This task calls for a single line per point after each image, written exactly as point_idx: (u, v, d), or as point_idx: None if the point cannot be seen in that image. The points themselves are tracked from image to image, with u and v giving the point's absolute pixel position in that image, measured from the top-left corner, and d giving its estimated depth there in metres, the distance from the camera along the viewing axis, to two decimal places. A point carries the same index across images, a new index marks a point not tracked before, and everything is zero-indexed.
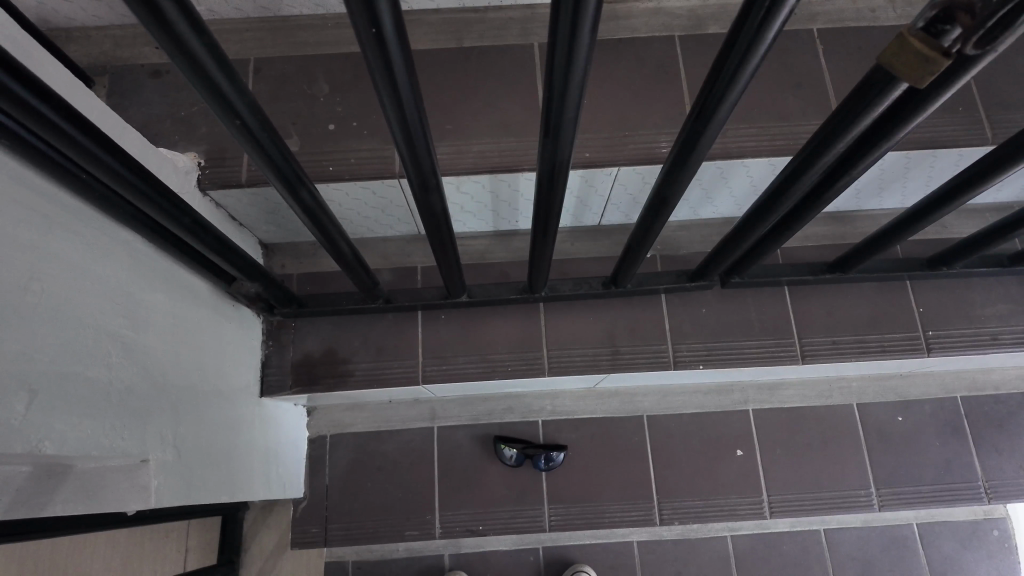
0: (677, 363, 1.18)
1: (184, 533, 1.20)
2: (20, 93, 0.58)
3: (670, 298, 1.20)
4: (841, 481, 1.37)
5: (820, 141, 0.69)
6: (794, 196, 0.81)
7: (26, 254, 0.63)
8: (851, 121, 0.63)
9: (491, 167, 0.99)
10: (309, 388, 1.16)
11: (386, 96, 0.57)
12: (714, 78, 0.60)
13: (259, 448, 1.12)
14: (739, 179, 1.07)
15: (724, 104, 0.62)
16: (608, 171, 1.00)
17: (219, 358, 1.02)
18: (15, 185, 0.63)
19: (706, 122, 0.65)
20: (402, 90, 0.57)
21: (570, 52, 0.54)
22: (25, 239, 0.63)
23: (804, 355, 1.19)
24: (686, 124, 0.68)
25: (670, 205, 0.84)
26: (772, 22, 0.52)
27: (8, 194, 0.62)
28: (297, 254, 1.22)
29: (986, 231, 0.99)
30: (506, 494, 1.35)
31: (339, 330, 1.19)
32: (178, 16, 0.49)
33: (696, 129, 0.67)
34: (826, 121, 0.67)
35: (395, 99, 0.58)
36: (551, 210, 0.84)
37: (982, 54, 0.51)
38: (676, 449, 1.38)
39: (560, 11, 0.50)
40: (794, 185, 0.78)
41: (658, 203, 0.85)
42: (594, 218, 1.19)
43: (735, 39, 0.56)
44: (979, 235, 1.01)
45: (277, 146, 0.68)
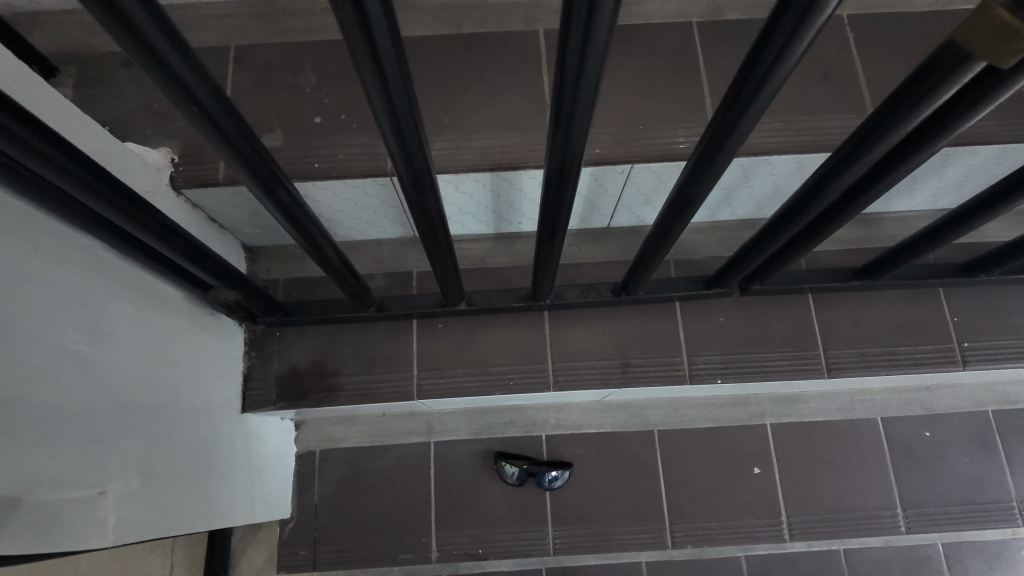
0: (693, 377, 1.09)
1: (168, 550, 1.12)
2: None
3: (685, 306, 1.11)
4: (866, 501, 1.29)
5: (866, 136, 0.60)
6: (829, 196, 0.73)
7: None
8: (910, 110, 0.54)
9: (493, 164, 0.90)
10: (297, 402, 1.07)
11: (372, 80, 0.48)
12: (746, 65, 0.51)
13: (242, 468, 1.04)
14: (762, 177, 0.98)
15: (759, 98, 0.53)
16: (620, 169, 0.92)
17: (195, 373, 0.94)
18: None
19: (738, 116, 0.56)
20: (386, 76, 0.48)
21: (587, 32, 0.44)
22: None
23: (830, 369, 1.10)
24: (717, 116, 0.59)
25: (690, 207, 0.76)
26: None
27: None
28: (283, 258, 1.14)
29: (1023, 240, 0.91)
30: (507, 514, 1.27)
31: (329, 340, 1.10)
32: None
33: (725, 124, 0.58)
34: (880, 106, 0.58)
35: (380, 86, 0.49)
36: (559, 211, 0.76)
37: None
38: (689, 467, 1.30)
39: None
40: (837, 181, 0.69)
41: (677, 206, 0.76)
42: (602, 220, 1.10)
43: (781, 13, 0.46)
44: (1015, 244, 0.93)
45: (247, 137, 0.60)
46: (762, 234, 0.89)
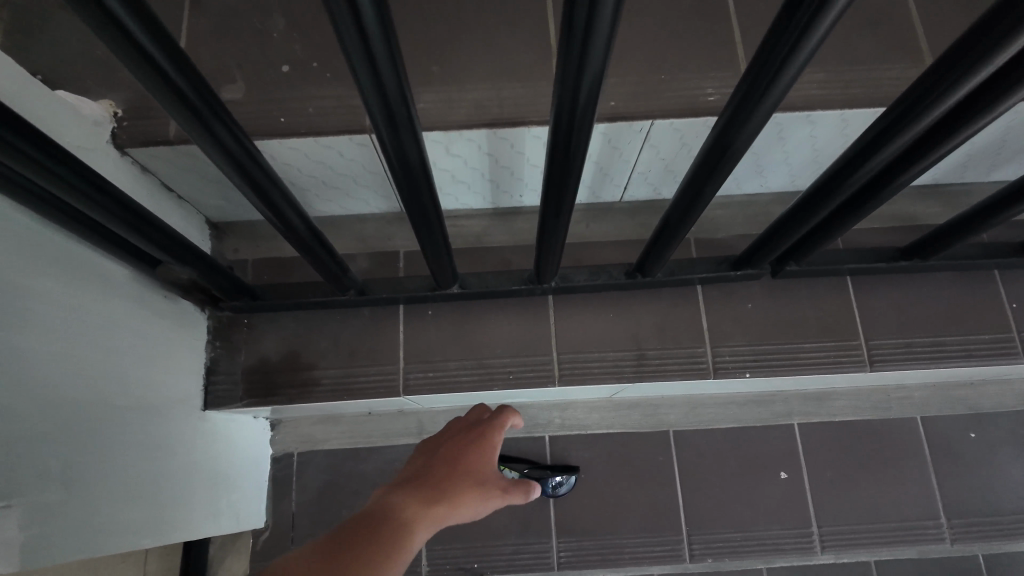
0: (717, 371, 0.95)
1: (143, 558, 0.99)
2: None
3: (708, 291, 0.98)
4: (906, 510, 1.15)
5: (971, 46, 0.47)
6: (901, 141, 0.59)
7: None
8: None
9: (490, 120, 0.77)
10: (268, 399, 0.94)
11: None
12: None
13: (204, 471, 0.91)
14: (800, 140, 0.85)
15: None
16: (638, 127, 0.79)
17: (145, 365, 0.81)
18: None
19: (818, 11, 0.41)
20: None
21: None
22: None
23: (873, 362, 0.96)
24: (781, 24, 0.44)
25: (729, 161, 0.62)
26: None
27: None
28: (254, 236, 1.01)
29: None
30: (506, 524, 1.14)
31: (304, 329, 0.97)
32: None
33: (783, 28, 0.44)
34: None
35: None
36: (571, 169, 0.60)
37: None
38: (708, 471, 1.17)
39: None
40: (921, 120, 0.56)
41: (711, 159, 0.62)
42: (614, 193, 0.97)
43: None
44: None
45: (167, 50, 0.48)
46: (806, 203, 0.75)
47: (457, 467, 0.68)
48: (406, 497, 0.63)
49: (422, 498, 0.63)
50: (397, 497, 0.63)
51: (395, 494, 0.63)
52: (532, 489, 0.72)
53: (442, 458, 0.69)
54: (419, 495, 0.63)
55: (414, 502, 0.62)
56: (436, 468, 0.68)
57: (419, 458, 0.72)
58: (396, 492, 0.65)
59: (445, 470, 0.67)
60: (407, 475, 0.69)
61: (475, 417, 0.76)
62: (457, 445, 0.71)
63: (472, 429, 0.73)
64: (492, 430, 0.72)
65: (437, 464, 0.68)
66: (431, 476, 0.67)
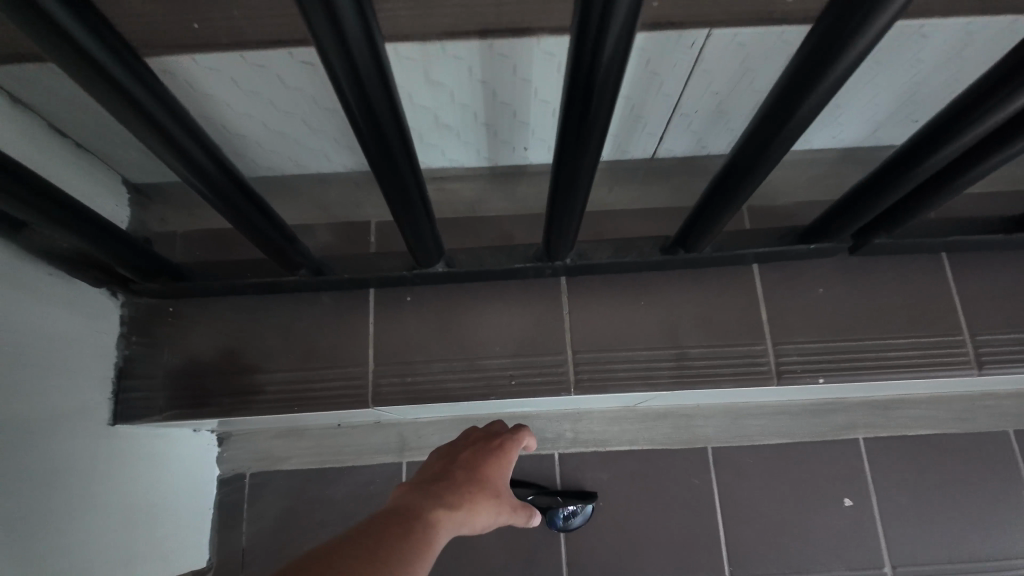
0: (783, 375, 0.73)
1: None
2: None
3: (767, 271, 0.76)
4: (999, 545, 0.94)
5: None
6: None
7: None
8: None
9: (483, 24, 0.55)
10: (195, 411, 0.72)
11: None
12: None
13: (111, 504, 0.69)
14: (902, 69, 0.63)
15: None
16: (690, 39, 0.57)
17: (14, 372, 0.58)
18: None
19: None
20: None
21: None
22: None
23: (982, 363, 0.74)
24: None
25: (822, 91, 0.42)
26: None
27: None
28: (184, 203, 0.79)
29: None
30: (506, 563, 0.92)
31: (244, 320, 0.75)
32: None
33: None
34: None
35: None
36: (596, 98, 0.43)
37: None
38: (756, 498, 0.95)
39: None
40: None
41: (797, 81, 0.43)
42: (647, 148, 0.75)
43: None
44: None
45: None
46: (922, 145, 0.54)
47: (478, 474, 0.57)
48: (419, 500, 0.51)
49: (441, 498, 0.52)
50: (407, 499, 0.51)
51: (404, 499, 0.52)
52: (532, 518, 0.60)
53: (459, 462, 0.58)
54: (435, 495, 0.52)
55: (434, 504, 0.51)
56: (453, 473, 0.56)
57: (431, 466, 0.59)
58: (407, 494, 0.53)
59: (464, 472, 0.56)
60: (420, 478, 0.57)
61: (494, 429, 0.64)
62: (477, 452, 0.59)
63: (485, 434, 0.62)
64: (512, 439, 0.61)
65: (454, 468, 0.57)
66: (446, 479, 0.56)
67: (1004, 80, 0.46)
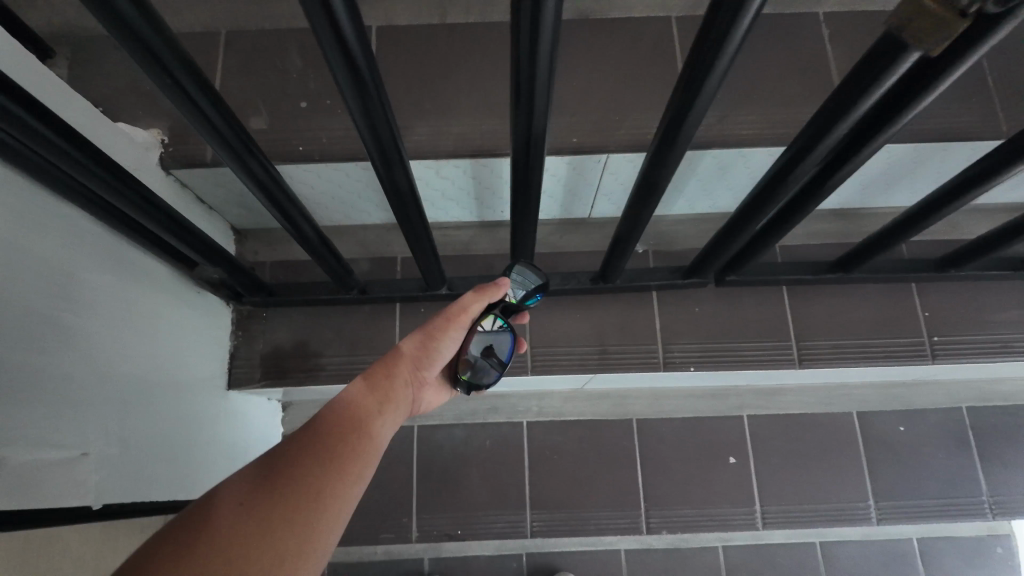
0: (668, 364, 1.11)
1: None
2: None
3: (663, 295, 1.14)
4: (840, 493, 1.31)
5: (882, 114, 0.61)
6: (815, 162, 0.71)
7: None
8: (945, 72, 0.52)
9: (471, 150, 0.92)
10: (280, 380, 1.10)
11: (337, 67, 0.53)
12: (712, 15, 0.51)
13: (226, 441, 1.06)
14: (737, 170, 0.99)
15: (723, 52, 0.52)
16: (598, 157, 0.93)
17: (178, 348, 0.94)
18: None
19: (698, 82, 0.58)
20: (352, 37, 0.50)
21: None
22: None
23: (802, 360, 1.12)
24: (674, 87, 0.62)
25: (683, 137, 0.67)
26: None
27: None
28: (270, 241, 1.16)
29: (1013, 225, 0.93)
30: (487, 498, 1.30)
31: (313, 322, 1.13)
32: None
33: (692, 87, 0.58)
34: (842, 83, 0.59)
35: (339, 46, 0.51)
36: (529, 173, 0.70)
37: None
38: (666, 455, 1.32)
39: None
40: (803, 162, 0.71)
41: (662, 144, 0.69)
42: (584, 211, 1.13)
43: None
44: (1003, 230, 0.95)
45: (221, 109, 0.64)
46: (745, 209, 0.85)
47: (431, 360, 0.79)
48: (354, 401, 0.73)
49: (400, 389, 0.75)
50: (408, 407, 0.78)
51: (432, 402, 0.84)
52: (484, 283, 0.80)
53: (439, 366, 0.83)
54: (377, 400, 0.71)
55: (384, 398, 0.72)
56: (404, 372, 0.76)
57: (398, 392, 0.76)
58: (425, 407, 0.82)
59: (410, 364, 0.77)
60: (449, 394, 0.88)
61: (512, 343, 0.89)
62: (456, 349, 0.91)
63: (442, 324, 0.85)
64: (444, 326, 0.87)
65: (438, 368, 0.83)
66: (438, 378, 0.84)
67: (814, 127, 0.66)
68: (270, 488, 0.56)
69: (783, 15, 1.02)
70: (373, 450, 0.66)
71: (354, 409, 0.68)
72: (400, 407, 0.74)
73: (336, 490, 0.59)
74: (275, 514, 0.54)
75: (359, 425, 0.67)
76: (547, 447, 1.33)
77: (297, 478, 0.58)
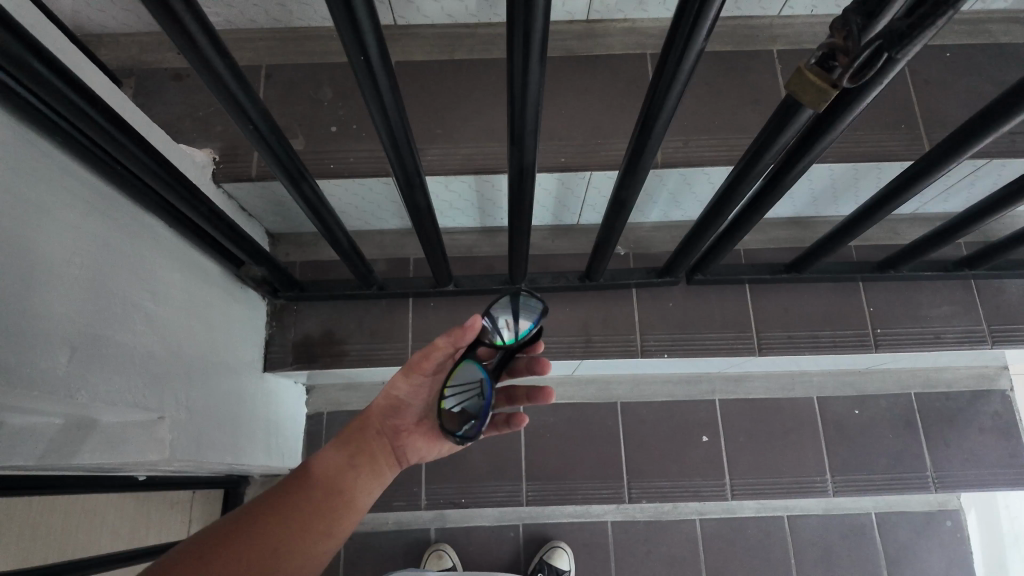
0: (645, 351, 1.29)
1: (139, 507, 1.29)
2: (83, 105, 0.69)
3: (641, 292, 1.32)
4: (800, 468, 1.49)
5: (801, 144, 0.78)
6: (753, 181, 0.87)
7: (81, 240, 0.73)
8: (835, 119, 0.69)
9: (476, 169, 1.09)
10: (309, 364, 1.27)
11: (379, 119, 0.71)
12: (662, 67, 0.68)
13: (264, 417, 1.24)
14: (702, 184, 1.17)
15: (672, 89, 0.70)
16: (582, 174, 1.10)
17: (228, 336, 1.11)
18: (77, 182, 0.73)
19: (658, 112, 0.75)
20: (394, 94, 0.68)
21: (526, 64, 0.62)
22: (81, 226, 0.73)
23: (761, 348, 1.30)
24: (639, 120, 0.78)
25: (647, 157, 0.84)
26: (697, 35, 0.61)
27: (79, 194, 0.74)
28: (300, 244, 1.34)
29: (939, 230, 1.09)
30: (488, 471, 1.49)
31: (338, 314, 1.31)
32: (196, 27, 0.58)
33: (651, 117, 0.76)
34: (768, 119, 0.75)
35: (379, 100, 0.68)
36: (524, 193, 0.87)
37: (873, 82, 0.60)
38: (646, 434, 1.51)
39: (515, 31, 0.59)
40: (746, 180, 0.87)
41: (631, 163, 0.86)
42: (572, 218, 1.30)
43: (670, 49, 0.66)
44: (929, 236, 1.12)
45: (287, 152, 0.79)
46: (704, 218, 1.02)
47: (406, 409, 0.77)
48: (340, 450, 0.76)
49: (373, 443, 0.77)
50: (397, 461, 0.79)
51: (432, 449, 0.81)
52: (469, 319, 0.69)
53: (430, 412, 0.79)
54: (349, 456, 0.75)
55: (358, 454, 0.75)
56: (379, 425, 0.78)
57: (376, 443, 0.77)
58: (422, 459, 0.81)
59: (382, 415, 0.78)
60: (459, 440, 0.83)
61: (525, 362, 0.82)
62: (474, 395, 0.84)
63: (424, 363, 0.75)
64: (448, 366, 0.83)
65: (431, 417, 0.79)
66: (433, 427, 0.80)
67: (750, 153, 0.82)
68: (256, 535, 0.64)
69: (741, 53, 1.19)
70: (351, 510, 0.71)
71: (328, 468, 0.73)
72: (376, 463, 0.76)
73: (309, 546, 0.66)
74: (257, 559, 0.62)
75: (332, 485, 0.71)
76: (542, 426, 1.52)
77: (276, 532, 0.65)
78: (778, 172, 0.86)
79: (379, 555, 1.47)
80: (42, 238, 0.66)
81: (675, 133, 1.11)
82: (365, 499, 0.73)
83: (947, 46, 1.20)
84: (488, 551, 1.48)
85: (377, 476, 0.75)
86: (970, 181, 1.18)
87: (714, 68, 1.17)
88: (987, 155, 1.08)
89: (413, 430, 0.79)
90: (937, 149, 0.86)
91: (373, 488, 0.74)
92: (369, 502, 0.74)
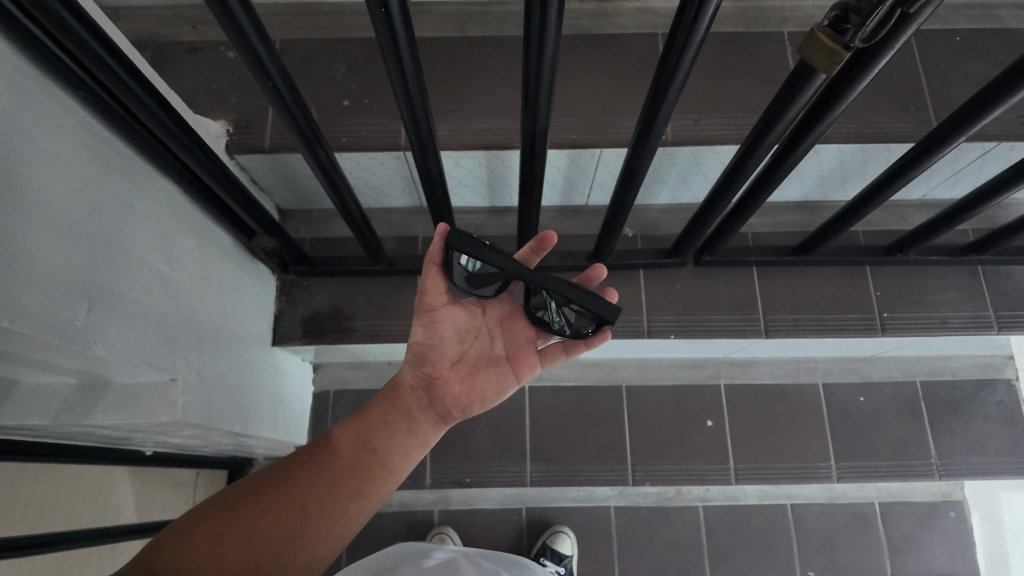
0: (651, 332, 1.30)
1: (146, 481, 1.30)
2: (106, 60, 0.70)
3: (647, 274, 1.33)
4: (804, 454, 1.49)
5: (813, 115, 0.77)
6: (763, 154, 0.87)
7: (98, 195, 0.73)
8: (850, 83, 0.69)
9: (487, 144, 1.09)
10: (317, 340, 1.28)
11: (396, 77, 0.71)
12: (674, 32, 0.68)
13: (274, 394, 1.26)
14: (711, 164, 1.17)
15: (684, 58, 0.69)
16: (592, 151, 1.11)
17: (238, 309, 1.12)
18: (97, 139, 0.75)
19: (667, 83, 0.74)
20: (412, 53, 0.68)
21: (544, 23, 0.62)
22: (99, 181, 0.74)
23: (767, 331, 1.31)
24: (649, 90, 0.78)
25: (657, 130, 0.84)
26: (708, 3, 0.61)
27: (99, 152, 0.75)
28: (311, 221, 1.35)
29: (953, 208, 1.07)
30: (493, 452, 1.49)
31: (347, 290, 1.32)
32: None
33: (662, 86, 0.75)
34: (781, 88, 0.74)
35: (396, 58, 0.68)
36: (536, 160, 0.87)
37: (894, 36, 0.60)
38: (651, 417, 1.52)
39: None
40: (756, 153, 0.87)
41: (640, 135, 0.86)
42: (581, 198, 1.31)
43: (681, 16, 0.65)
44: (943, 214, 1.09)
45: (304, 115, 0.80)
46: (712, 196, 1.02)
47: (435, 359, 0.78)
48: (377, 409, 0.79)
49: (409, 399, 0.79)
50: (439, 417, 0.81)
51: (473, 400, 0.80)
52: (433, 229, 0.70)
53: (464, 360, 0.80)
54: (384, 411, 0.79)
55: (393, 413, 0.79)
56: (411, 380, 0.80)
57: (410, 399, 0.80)
58: (465, 410, 0.80)
59: (413, 369, 0.79)
60: (504, 386, 0.81)
61: (537, 246, 0.81)
62: (514, 338, 0.82)
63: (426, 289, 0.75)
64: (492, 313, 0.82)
65: (464, 361, 0.80)
66: (470, 371, 0.80)
67: (762, 127, 0.82)
68: (288, 488, 0.73)
69: (752, 34, 1.20)
70: (386, 471, 0.76)
71: (364, 425, 0.78)
72: (414, 420, 0.79)
73: (336, 504, 0.73)
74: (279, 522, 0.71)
75: (365, 443, 0.77)
76: (546, 408, 1.53)
77: (307, 489, 0.73)
78: (790, 144, 0.86)
79: (383, 535, 1.48)
80: (61, 192, 0.67)
81: (685, 112, 1.12)
82: (403, 459, 0.78)
83: (956, 30, 1.20)
84: (491, 533, 1.48)
85: (416, 436, 0.79)
86: (978, 165, 1.18)
87: (725, 49, 1.18)
88: (995, 136, 1.08)
89: (450, 381, 0.79)
90: (944, 125, 0.85)
91: (412, 449, 0.78)
92: (408, 463, 0.78)
